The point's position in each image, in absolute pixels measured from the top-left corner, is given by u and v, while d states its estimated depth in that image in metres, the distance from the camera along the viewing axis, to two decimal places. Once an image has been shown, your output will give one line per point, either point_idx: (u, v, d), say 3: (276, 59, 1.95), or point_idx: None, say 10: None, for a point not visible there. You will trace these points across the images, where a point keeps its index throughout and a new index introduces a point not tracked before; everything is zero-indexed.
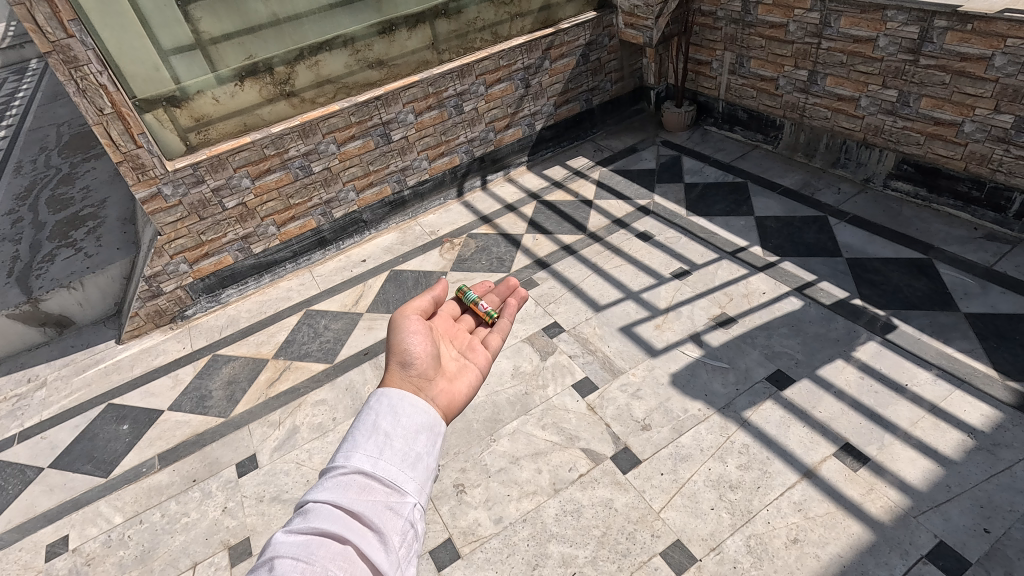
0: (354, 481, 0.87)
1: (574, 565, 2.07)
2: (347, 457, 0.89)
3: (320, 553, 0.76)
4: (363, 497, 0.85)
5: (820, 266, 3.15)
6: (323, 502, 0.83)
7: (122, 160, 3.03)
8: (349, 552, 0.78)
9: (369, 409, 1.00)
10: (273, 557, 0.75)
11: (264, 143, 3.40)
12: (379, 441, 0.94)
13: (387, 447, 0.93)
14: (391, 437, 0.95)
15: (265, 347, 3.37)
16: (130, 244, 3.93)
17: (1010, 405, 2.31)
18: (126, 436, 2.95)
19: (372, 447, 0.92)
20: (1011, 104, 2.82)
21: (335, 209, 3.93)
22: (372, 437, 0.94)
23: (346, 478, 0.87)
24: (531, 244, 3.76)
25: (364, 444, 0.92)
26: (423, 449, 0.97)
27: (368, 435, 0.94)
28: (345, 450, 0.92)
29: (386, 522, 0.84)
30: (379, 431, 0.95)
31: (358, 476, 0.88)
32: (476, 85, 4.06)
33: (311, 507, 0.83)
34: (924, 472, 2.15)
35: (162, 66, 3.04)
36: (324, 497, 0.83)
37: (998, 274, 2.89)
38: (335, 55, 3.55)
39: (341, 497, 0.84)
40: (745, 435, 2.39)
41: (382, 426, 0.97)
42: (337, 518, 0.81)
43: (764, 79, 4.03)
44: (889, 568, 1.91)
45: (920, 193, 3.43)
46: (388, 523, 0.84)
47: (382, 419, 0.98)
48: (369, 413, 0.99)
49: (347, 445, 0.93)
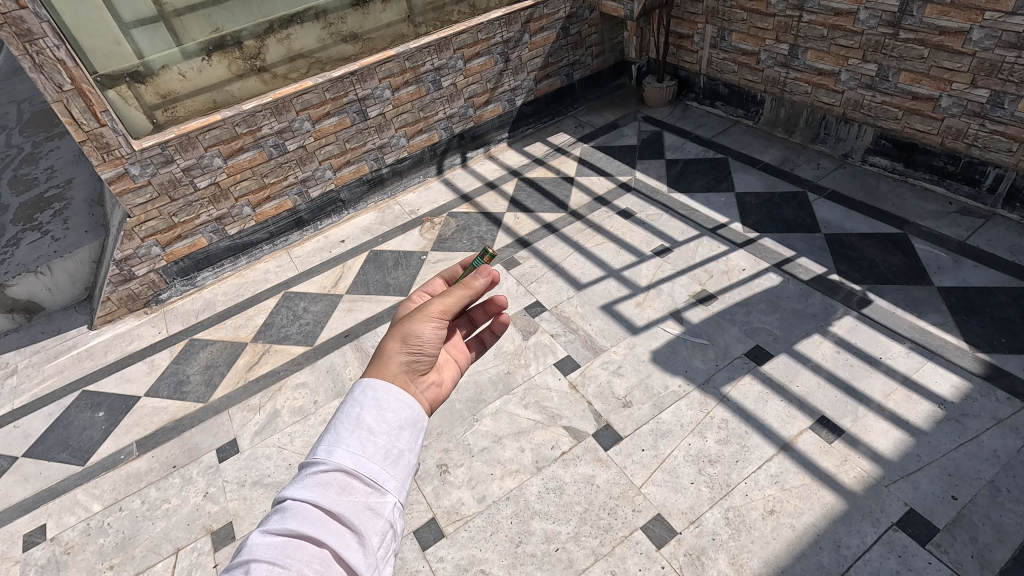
0: (334, 478, 0.77)
1: (557, 541, 2.10)
2: (328, 450, 0.78)
3: (298, 559, 0.67)
4: (343, 496, 0.76)
5: (799, 242, 3.17)
6: (298, 500, 0.73)
7: (85, 139, 2.91)
8: (325, 555, 0.70)
9: (351, 400, 0.86)
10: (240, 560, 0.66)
11: (236, 121, 3.29)
12: (362, 435, 0.82)
13: (370, 441, 0.82)
14: (375, 428, 0.83)
15: (243, 330, 3.32)
16: (99, 227, 3.81)
17: (978, 375, 2.38)
18: (102, 424, 2.90)
19: (354, 440, 0.80)
20: (988, 79, 2.84)
21: (312, 188, 3.84)
22: (355, 428, 0.82)
23: (326, 475, 0.77)
24: (512, 223, 3.73)
25: (346, 437, 0.80)
26: (407, 444, 0.85)
27: (350, 424, 0.82)
28: (325, 441, 0.80)
29: (367, 523, 0.75)
30: (361, 424, 0.83)
31: (339, 473, 0.77)
32: (454, 60, 3.96)
33: (287, 504, 0.74)
34: (894, 442, 2.21)
35: (124, 39, 2.90)
36: (300, 492, 0.74)
37: (971, 248, 2.94)
38: (307, 28, 3.43)
39: (321, 493, 0.75)
40: (724, 410, 2.42)
41: (367, 417, 0.84)
42: (315, 520, 0.72)
43: (746, 53, 4.00)
44: (861, 536, 1.97)
45: (896, 168, 3.45)
46: (369, 525, 0.75)
47: (366, 412, 0.85)
48: (347, 403, 0.85)
49: (327, 436, 0.81)
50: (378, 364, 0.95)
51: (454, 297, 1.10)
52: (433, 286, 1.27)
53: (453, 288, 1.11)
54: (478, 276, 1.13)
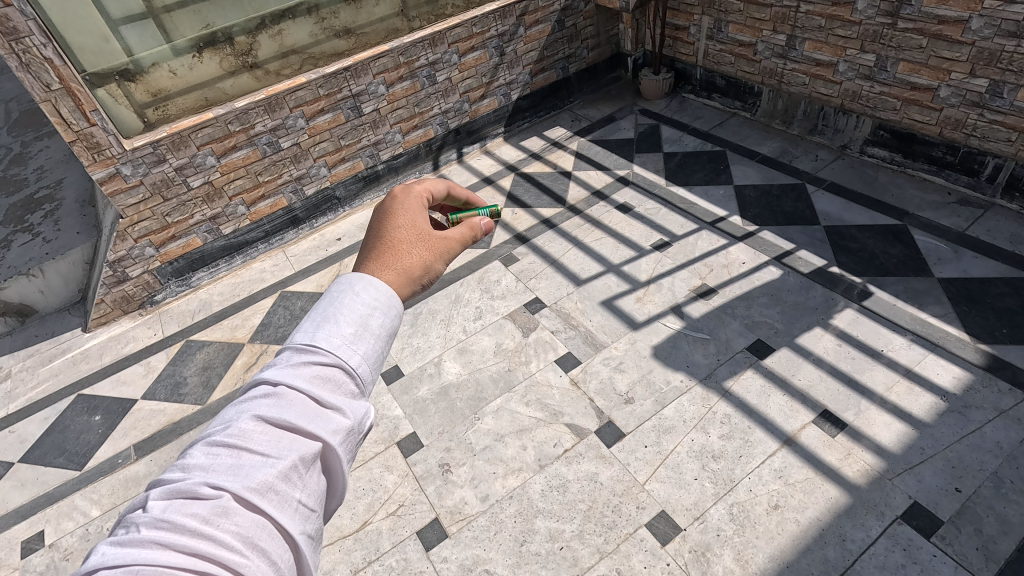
0: (331, 372, 0.72)
1: (561, 539, 2.09)
2: (327, 342, 0.73)
3: (287, 447, 0.64)
4: (334, 392, 0.72)
5: (799, 235, 3.16)
6: (292, 388, 0.69)
7: (75, 139, 2.86)
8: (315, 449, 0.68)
9: (350, 293, 0.80)
10: (224, 439, 0.63)
11: (228, 118, 3.24)
12: (361, 331, 0.77)
13: (370, 340, 0.77)
14: (374, 328, 0.78)
15: (240, 330, 3.29)
16: (91, 227, 3.76)
17: (979, 366, 2.38)
18: (99, 427, 2.87)
19: (355, 337, 0.75)
20: (987, 68, 2.82)
21: (307, 186, 3.80)
22: (356, 325, 0.77)
23: (323, 368, 0.72)
24: (510, 218, 3.70)
25: (345, 331, 0.75)
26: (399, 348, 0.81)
27: (348, 319, 0.77)
28: (323, 331, 0.74)
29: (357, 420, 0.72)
30: (363, 323, 0.77)
31: (336, 368, 0.73)
32: (448, 54, 3.92)
33: (276, 388, 0.69)
34: (897, 434, 2.21)
35: (112, 37, 2.85)
36: (291, 378, 0.69)
37: (971, 239, 2.93)
38: (299, 23, 3.38)
39: (314, 384, 0.70)
40: (727, 405, 2.42)
41: (367, 316, 0.79)
42: (310, 412, 0.68)
43: (743, 44, 3.97)
44: (866, 529, 1.97)
45: (895, 158, 3.44)
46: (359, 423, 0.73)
47: (367, 310, 0.79)
48: (343, 295, 0.79)
49: (325, 326, 0.75)
50: (400, 283, 0.90)
51: (456, 247, 1.13)
52: (436, 189, 1.20)
53: (462, 231, 1.15)
54: (480, 230, 1.19)
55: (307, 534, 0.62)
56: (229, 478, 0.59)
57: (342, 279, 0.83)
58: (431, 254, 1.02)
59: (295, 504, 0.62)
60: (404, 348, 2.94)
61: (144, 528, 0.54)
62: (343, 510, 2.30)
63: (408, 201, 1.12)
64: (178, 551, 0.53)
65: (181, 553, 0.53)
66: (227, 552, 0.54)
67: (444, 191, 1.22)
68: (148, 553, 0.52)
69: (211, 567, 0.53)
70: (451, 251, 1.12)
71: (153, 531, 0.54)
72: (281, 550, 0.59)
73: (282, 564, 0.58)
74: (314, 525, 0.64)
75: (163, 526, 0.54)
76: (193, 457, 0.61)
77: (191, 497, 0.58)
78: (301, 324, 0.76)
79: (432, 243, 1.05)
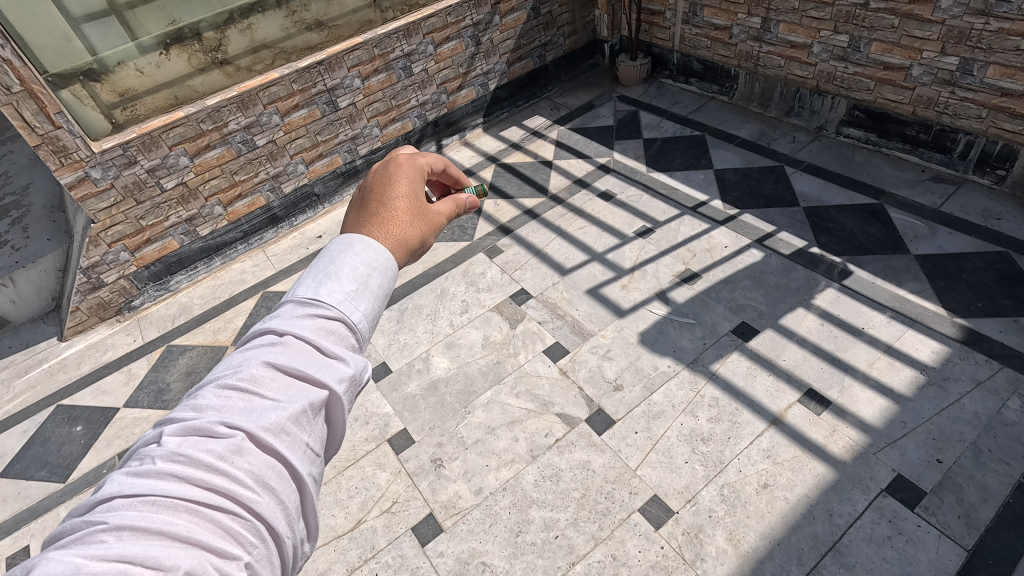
0: (335, 327, 0.72)
1: (557, 528, 2.10)
2: (331, 296, 0.73)
3: (296, 393, 0.65)
4: (336, 344, 0.72)
5: (779, 217, 3.20)
6: (298, 338, 0.69)
7: (40, 143, 2.77)
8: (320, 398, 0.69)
9: (351, 253, 0.79)
10: (236, 383, 0.64)
11: (200, 117, 3.17)
12: (362, 287, 0.76)
13: (370, 296, 0.77)
14: (373, 287, 0.78)
15: (222, 333, 3.24)
16: (62, 233, 3.65)
17: (957, 340, 2.43)
18: (81, 438, 2.81)
19: (356, 294, 0.75)
20: (957, 46, 2.87)
21: (284, 183, 3.73)
22: (357, 283, 0.76)
23: (327, 321, 0.72)
24: (493, 210, 3.68)
25: (347, 287, 0.75)
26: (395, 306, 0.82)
27: (349, 276, 0.77)
28: (326, 286, 0.74)
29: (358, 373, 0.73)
30: (363, 281, 0.77)
31: (338, 322, 0.73)
32: (423, 45, 3.86)
33: (282, 337, 0.69)
34: (880, 410, 2.26)
35: (74, 36, 2.75)
36: (298, 328, 0.69)
37: (946, 215, 2.99)
38: (269, 17, 3.30)
39: (319, 335, 0.71)
40: (714, 388, 2.45)
41: (367, 275, 0.78)
42: (317, 361, 0.68)
43: (718, 28, 3.98)
44: (853, 504, 2.01)
45: (870, 138, 3.49)
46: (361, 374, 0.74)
47: (368, 271, 0.79)
48: (344, 254, 0.79)
49: (328, 281, 0.75)
50: (397, 252, 0.89)
51: (443, 221, 1.12)
52: (434, 163, 1.18)
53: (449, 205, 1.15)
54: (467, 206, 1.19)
55: (313, 477, 0.64)
56: (243, 418, 0.61)
57: (341, 239, 0.82)
58: (429, 230, 1.01)
59: (303, 447, 0.64)
60: (391, 344, 2.93)
61: (160, 460, 0.56)
62: (337, 510, 2.29)
63: (407, 169, 1.10)
64: (194, 484, 0.55)
65: (196, 485, 0.55)
66: (240, 488, 0.57)
67: (443, 165, 1.21)
68: (164, 484, 0.54)
69: (224, 501, 0.55)
70: (440, 223, 1.10)
71: (168, 465, 0.56)
72: (290, 490, 0.61)
73: (289, 503, 0.60)
74: (318, 468, 0.66)
75: (178, 459, 0.57)
76: (205, 398, 0.63)
77: (206, 434, 0.59)
78: (303, 278, 0.76)
79: (430, 218, 1.04)
